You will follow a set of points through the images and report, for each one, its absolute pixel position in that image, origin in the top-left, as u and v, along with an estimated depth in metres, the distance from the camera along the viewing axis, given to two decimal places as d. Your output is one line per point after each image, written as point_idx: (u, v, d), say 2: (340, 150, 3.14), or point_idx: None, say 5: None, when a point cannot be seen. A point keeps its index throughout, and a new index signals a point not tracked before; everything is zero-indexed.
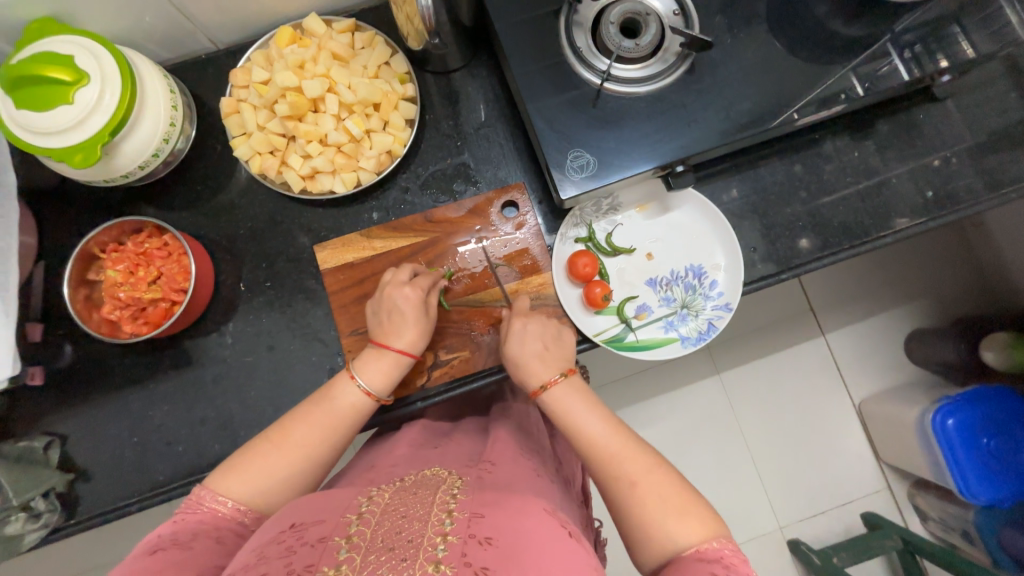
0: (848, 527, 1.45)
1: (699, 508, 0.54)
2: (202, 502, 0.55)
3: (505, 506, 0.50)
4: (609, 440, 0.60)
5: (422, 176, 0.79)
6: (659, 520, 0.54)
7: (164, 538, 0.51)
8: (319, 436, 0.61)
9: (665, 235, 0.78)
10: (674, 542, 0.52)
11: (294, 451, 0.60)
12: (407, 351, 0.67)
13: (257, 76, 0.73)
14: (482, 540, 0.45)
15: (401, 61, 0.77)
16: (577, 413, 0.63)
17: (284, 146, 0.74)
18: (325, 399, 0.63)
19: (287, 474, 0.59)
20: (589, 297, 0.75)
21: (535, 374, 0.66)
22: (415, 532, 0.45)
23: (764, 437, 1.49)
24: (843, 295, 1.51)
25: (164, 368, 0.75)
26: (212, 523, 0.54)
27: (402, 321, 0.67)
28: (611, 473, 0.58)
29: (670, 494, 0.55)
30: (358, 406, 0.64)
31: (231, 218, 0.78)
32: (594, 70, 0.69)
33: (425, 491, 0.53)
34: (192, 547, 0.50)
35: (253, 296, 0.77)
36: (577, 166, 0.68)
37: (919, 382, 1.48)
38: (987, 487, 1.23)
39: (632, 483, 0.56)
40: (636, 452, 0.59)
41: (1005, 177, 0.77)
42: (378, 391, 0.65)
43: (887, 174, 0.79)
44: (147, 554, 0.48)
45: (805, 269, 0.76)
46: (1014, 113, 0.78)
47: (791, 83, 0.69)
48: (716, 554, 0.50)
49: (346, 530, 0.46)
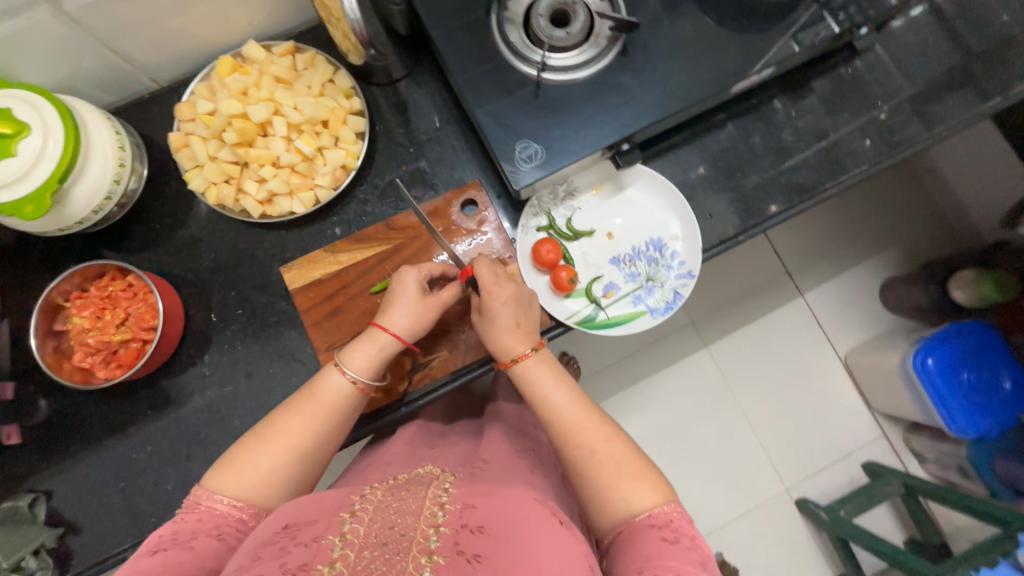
0: (852, 479, 1.48)
1: (653, 474, 0.58)
2: (200, 500, 0.56)
3: (496, 495, 0.53)
4: (571, 411, 0.62)
5: (379, 186, 0.80)
6: (615, 485, 0.56)
7: (166, 536, 0.53)
8: (302, 426, 0.61)
9: (623, 213, 0.81)
10: (629, 505, 0.55)
11: (279, 441, 0.60)
12: (401, 337, 0.67)
13: (202, 108, 0.74)
14: (473, 528, 0.48)
15: (344, 76, 0.78)
16: (543, 383, 0.64)
17: (238, 173, 0.75)
18: (312, 389, 0.63)
19: (274, 468, 0.59)
20: (557, 282, 0.76)
21: (506, 349, 0.66)
22: (408, 525, 0.49)
23: (757, 402, 1.52)
24: (814, 253, 1.55)
25: (143, 409, 0.75)
26: (211, 522, 0.55)
27: (395, 305, 0.67)
28: (573, 442, 0.60)
29: (627, 461, 0.58)
30: (341, 394, 0.64)
31: (194, 251, 0.79)
32: (530, 62, 0.71)
33: (418, 488, 0.56)
34: (192, 546, 0.52)
35: (225, 325, 0.77)
36: (526, 156, 0.69)
37: (898, 328, 1.52)
38: (973, 421, 1.26)
39: (592, 450, 0.59)
40: (596, 421, 0.61)
41: (937, 119, 0.81)
42: (363, 378, 0.64)
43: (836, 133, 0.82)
44: (147, 556, 0.51)
45: (760, 229, 0.79)
46: (937, 57, 0.81)
47: (720, 53, 0.72)
48: (665, 517, 0.54)
49: (339, 528, 0.49)
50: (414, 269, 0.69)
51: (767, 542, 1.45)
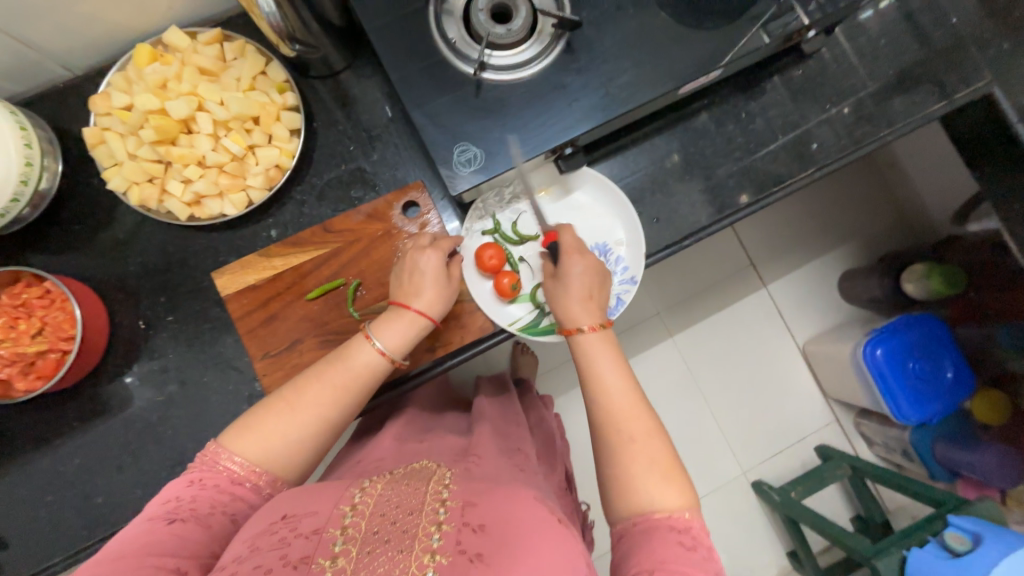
0: (805, 462, 1.54)
1: (683, 481, 0.56)
2: (219, 461, 0.57)
3: (497, 491, 0.52)
4: (622, 396, 0.60)
5: (318, 186, 0.77)
6: (643, 480, 0.55)
7: (183, 504, 0.53)
8: (336, 399, 0.61)
9: (569, 217, 0.80)
10: (652, 504, 0.54)
11: (308, 412, 0.60)
12: (426, 313, 0.67)
13: (118, 101, 0.69)
14: (475, 526, 0.47)
15: (277, 69, 0.73)
16: (597, 365, 0.63)
17: (162, 173, 0.70)
18: (343, 356, 0.63)
19: (305, 437, 0.59)
20: (499, 288, 0.76)
21: (575, 317, 0.67)
22: (409, 524, 0.48)
23: (719, 391, 1.56)
24: (776, 246, 1.57)
25: (70, 419, 0.72)
26: (227, 488, 0.55)
27: (423, 281, 0.68)
28: (618, 424, 0.59)
29: (661, 460, 0.56)
30: (374, 365, 0.64)
31: (120, 254, 0.75)
32: (468, 59, 0.68)
33: (417, 483, 0.55)
34: (209, 523, 0.52)
35: (156, 332, 0.74)
36: (464, 160, 0.67)
37: (853, 319, 1.57)
38: (917, 408, 1.29)
39: (632, 439, 0.57)
40: (644, 413, 0.59)
41: (885, 121, 0.81)
42: (395, 352, 0.65)
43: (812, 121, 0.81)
44: (166, 524, 0.50)
45: (703, 234, 0.79)
46: (886, 59, 0.81)
47: (667, 52, 0.70)
48: (686, 524, 0.52)
49: (339, 522, 0.49)
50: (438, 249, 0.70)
51: (722, 523, 1.51)
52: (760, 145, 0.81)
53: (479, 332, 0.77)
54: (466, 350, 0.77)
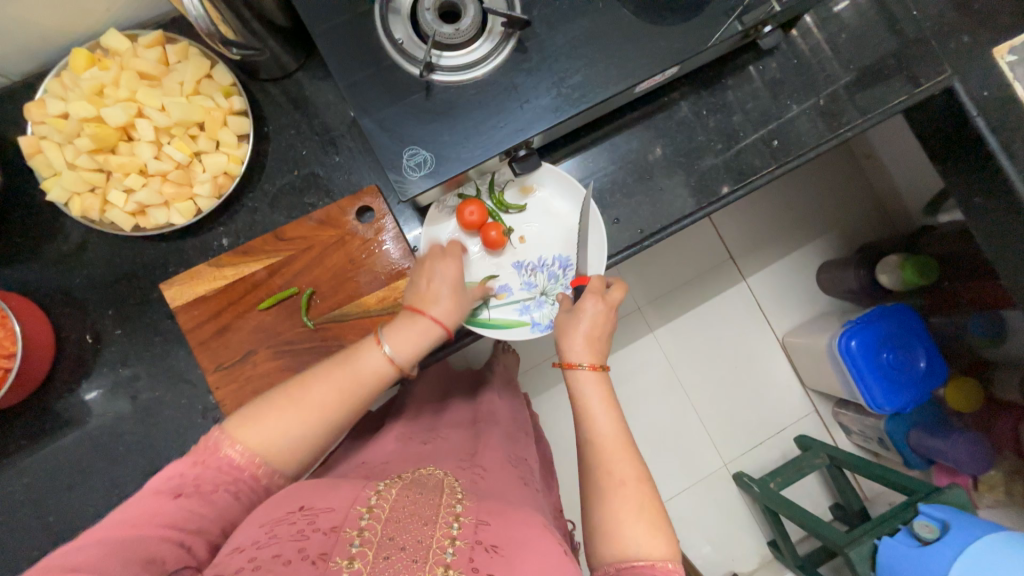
0: (784, 453, 1.56)
1: (667, 531, 0.54)
2: (220, 447, 0.51)
3: (506, 514, 0.52)
4: (614, 438, 0.58)
5: (270, 192, 0.75)
6: (627, 525, 0.53)
7: (188, 479, 0.49)
8: (338, 399, 0.55)
9: (540, 220, 0.77)
10: (633, 552, 0.52)
11: (312, 410, 0.54)
12: (442, 322, 0.63)
13: (53, 108, 0.66)
14: (488, 546, 0.47)
15: (223, 72, 0.71)
16: (591, 402, 0.61)
17: (103, 182, 0.68)
18: (349, 359, 0.57)
19: (307, 433, 0.54)
20: (488, 242, 0.74)
21: (576, 353, 0.64)
22: (424, 535, 0.46)
23: (701, 384, 1.57)
24: (758, 239, 1.57)
25: (17, 438, 0.70)
26: (229, 473, 0.50)
27: (441, 289, 0.64)
28: (605, 465, 0.57)
29: (647, 506, 0.54)
30: (381, 372, 0.58)
31: (65, 267, 0.72)
32: (414, 60, 0.66)
33: (433, 490, 0.52)
34: (213, 501, 0.49)
35: (105, 346, 0.72)
36: (414, 164, 0.65)
37: (833, 310, 1.58)
38: (890, 397, 1.30)
39: (622, 483, 0.55)
40: (633, 456, 0.58)
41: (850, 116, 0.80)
42: (403, 361, 0.59)
43: (780, 119, 0.80)
44: (170, 499, 0.47)
45: (663, 235, 0.78)
46: (847, 54, 0.80)
47: (621, 51, 0.69)
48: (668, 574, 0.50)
49: (356, 522, 0.46)
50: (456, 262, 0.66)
51: (703, 514, 1.52)
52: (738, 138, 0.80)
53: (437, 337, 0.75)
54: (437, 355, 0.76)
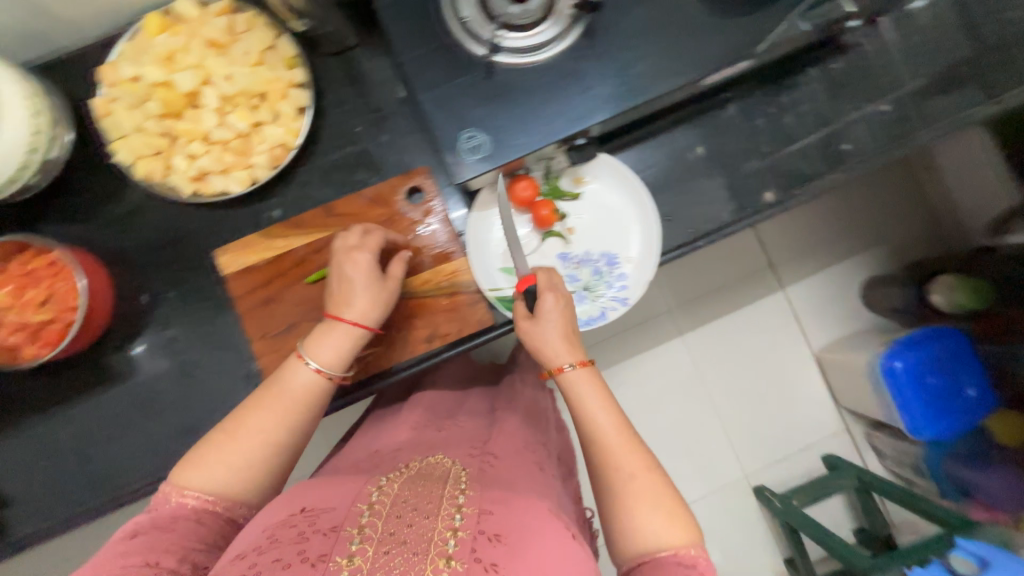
0: (809, 470, 1.51)
1: (684, 514, 0.54)
2: (172, 496, 0.55)
3: (512, 503, 0.52)
4: (613, 438, 0.56)
5: (323, 167, 0.76)
6: (644, 521, 0.53)
7: (142, 523, 0.53)
8: (277, 422, 0.59)
9: (593, 212, 0.74)
10: (652, 545, 0.52)
11: (252, 440, 0.57)
12: (361, 322, 0.64)
13: (126, 72, 0.68)
14: (491, 536, 0.47)
15: (287, 44, 0.71)
16: (586, 403, 0.58)
17: (167, 146, 0.70)
18: (279, 382, 0.61)
19: (254, 458, 0.57)
20: (538, 220, 0.72)
21: (551, 357, 0.61)
22: (427, 527, 0.47)
23: (728, 393, 1.52)
24: (804, 247, 1.51)
25: (74, 387, 0.73)
26: (171, 523, 0.53)
27: (353, 290, 0.64)
28: (611, 469, 0.55)
29: (659, 497, 0.54)
30: (313, 386, 0.61)
31: (126, 228, 0.75)
32: (480, 39, 0.65)
33: (435, 484, 0.53)
34: (173, 528, 0.52)
35: (159, 307, 0.74)
36: (470, 147, 0.64)
37: (876, 328, 1.50)
38: (932, 425, 1.20)
39: (628, 481, 0.54)
40: (637, 449, 0.56)
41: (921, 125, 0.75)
42: (332, 368, 0.62)
43: (838, 123, 0.76)
44: (125, 540, 0.51)
45: (717, 236, 0.76)
46: (924, 57, 0.74)
47: (692, 42, 0.65)
48: (693, 559, 0.51)
49: (357, 521, 0.48)
50: (371, 250, 0.66)
51: (721, 524, 1.49)
52: (789, 141, 0.76)
53: (475, 326, 0.72)
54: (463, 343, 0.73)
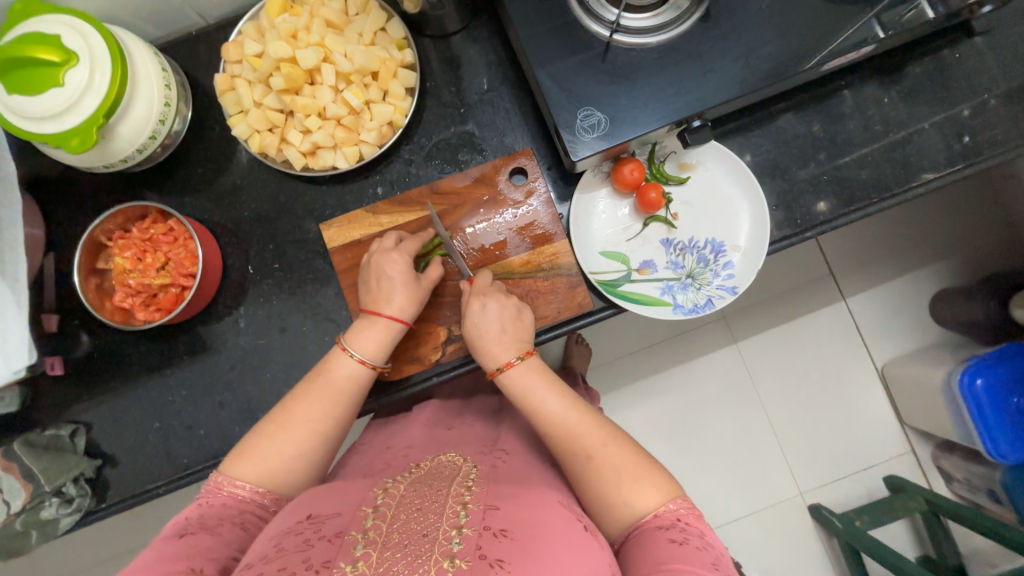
0: (870, 491, 1.33)
1: (655, 473, 0.56)
2: (222, 487, 0.57)
3: (518, 498, 0.51)
4: (568, 417, 0.60)
5: (425, 147, 0.77)
6: (616, 490, 0.55)
7: (192, 521, 0.53)
8: (325, 411, 0.61)
9: (698, 200, 0.75)
10: (634, 509, 0.54)
11: (301, 428, 0.60)
12: (399, 318, 0.66)
13: (250, 49, 0.70)
14: (497, 532, 0.46)
15: (398, 25, 0.73)
16: (530, 394, 0.62)
17: (283, 122, 0.72)
18: (325, 373, 0.63)
19: (304, 448, 0.60)
20: (645, 203, 0.72)
21: (493, 357, 0.65)
22: (430, 526, 0.46)
23: (784, 404, 1.35)
24: (880, 250, 1.34)
25: (180, 353, 0.75)
26: (232, 505, 0.56)
27: (391, 287, 0.67)
28: (571, 449, 0.58)
29: (626, 462, 0.56)
30: (357, 376, 0.64)
31: (234, 202, 0.77)
32: (602, 21, 0.66)
33: (440, 483, 0.54)
34: (218, 532, 0.53)
35: (263, 278, 0.76)
36: (588, 125, 0.65)
37: (946, 345, 1.32)
38: (1016, 447, 1.11)
39: (589, 456, 0.57)
40: (598, 426, 0.59)
41: (1014, 129, 0.75)
42: (374, 359, 0.65)
43: (921, 121, 0.76)
44: (176, 539, 0.51)
45: (828, 227, 0.75)
46: (1011, 59, 0.75)
47: (818, 28, 0.66)
48: (673, 516, 0.53)
49: (362, 524, 0.47)
50: (401, 253, 0.68)
51: (772, 545, 1.32)
52: (838, 152, 0.77)
53: (576, 309, 0.72)
54: (560, 326, 0.73)
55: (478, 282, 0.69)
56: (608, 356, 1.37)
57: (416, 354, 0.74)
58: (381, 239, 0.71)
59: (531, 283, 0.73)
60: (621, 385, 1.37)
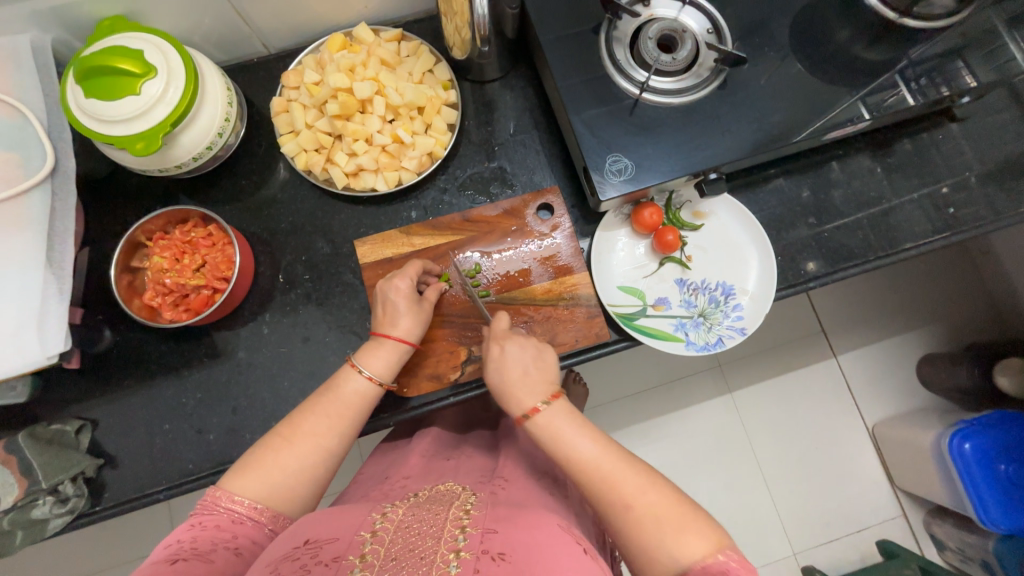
0: (863, 555, 1.31)
1: (700, 522, 0.53)
2: (220, 503, 0.55)
3: (516, 520, 0.51)
4: (602, 462, 0.57)
5: (459, 178, 0.82)
6: (659, 542, 0.52)
7: (184, 545, 0.51)
8: (330, 426, 0.61)
9: (709, 245, 0.81)
10: (680, 562, 0.51)
11: (307, 442, 0.59)
12: (406, 338, 0.68)
13: (309, 78, 0.77)
14: (495, 554, 0.45)
15: (444, 69, 0.80)
16: (564, 437, 0.60)
17: (330, 144, 0.78)
18: (333, 389, 0.64)
19: (307, 464, 0.59)
20: (662, 244, 0.78)
21: (519, 402, 0.64)
22: (428, 550, 0.46)
23: (778, 456, 1.35)
24: (871, 311, 1.40)
25: (200, 356, 0.76)
26: (227, 527, 0.54)
27: (396, 311, 0.69)
28: (608, 498, 0.56)
29: (667, 510, 0.54)
30: (364, 392, 0.64)
31: (271, 213, 0.81)
32: (632, 80, 0.74)
33: (439, 508, 0.54)
34: (210, 560, 0.50)
35: (291, 288, 0.78)
36: (616, 170, 0.72)
37: (934, 408, 1.35)
38: (1007, 515, 1.12)
39: (627, 506, 0.54)
40: (633, 473, 0.56)
41: (991, 207, 0.83)
42: (382, 377, 0.66)
43: (910, 191, 0.84)
44: (165, 564, 0.48)
45: (828, 279, 0.81)
46: (984, 144, 0.85)
47: (818, 105, 0.74)
48: (723, 568, 0.50)
49: (359, 549, 0.47)
50: (404, 276, 0.71)
51: None
52: (834, 216, 0.84)
53: (593, 338, 0.76)
54: (578, 353, 0.77)
55: (494, 328, 0.70)
56: (607, 396, 1.38)
57: (427, 376, 0.75)
58: (398, 268, 0.74)
59: (551, 310, 0.77)
60: (619, 428, 1.37)
